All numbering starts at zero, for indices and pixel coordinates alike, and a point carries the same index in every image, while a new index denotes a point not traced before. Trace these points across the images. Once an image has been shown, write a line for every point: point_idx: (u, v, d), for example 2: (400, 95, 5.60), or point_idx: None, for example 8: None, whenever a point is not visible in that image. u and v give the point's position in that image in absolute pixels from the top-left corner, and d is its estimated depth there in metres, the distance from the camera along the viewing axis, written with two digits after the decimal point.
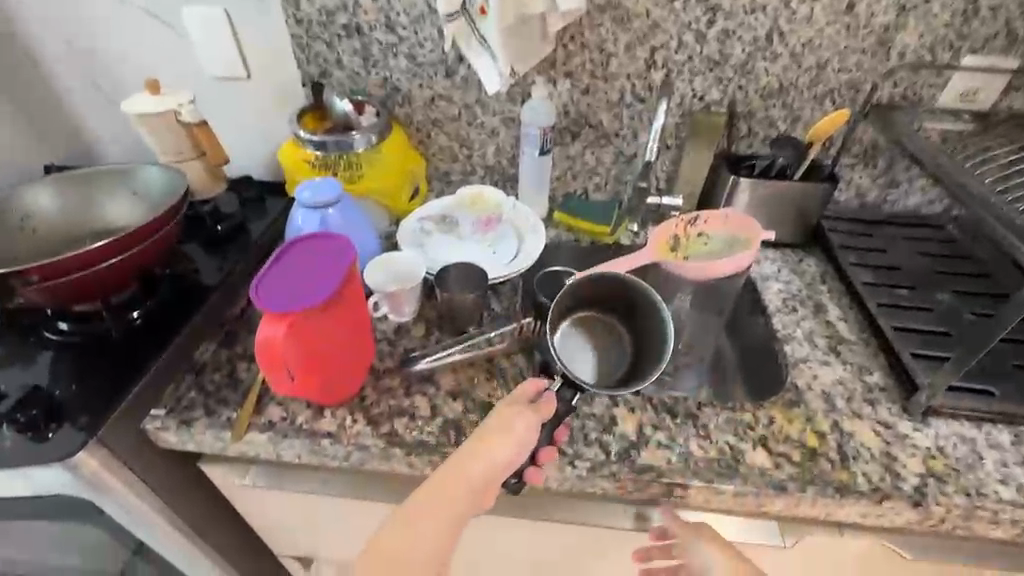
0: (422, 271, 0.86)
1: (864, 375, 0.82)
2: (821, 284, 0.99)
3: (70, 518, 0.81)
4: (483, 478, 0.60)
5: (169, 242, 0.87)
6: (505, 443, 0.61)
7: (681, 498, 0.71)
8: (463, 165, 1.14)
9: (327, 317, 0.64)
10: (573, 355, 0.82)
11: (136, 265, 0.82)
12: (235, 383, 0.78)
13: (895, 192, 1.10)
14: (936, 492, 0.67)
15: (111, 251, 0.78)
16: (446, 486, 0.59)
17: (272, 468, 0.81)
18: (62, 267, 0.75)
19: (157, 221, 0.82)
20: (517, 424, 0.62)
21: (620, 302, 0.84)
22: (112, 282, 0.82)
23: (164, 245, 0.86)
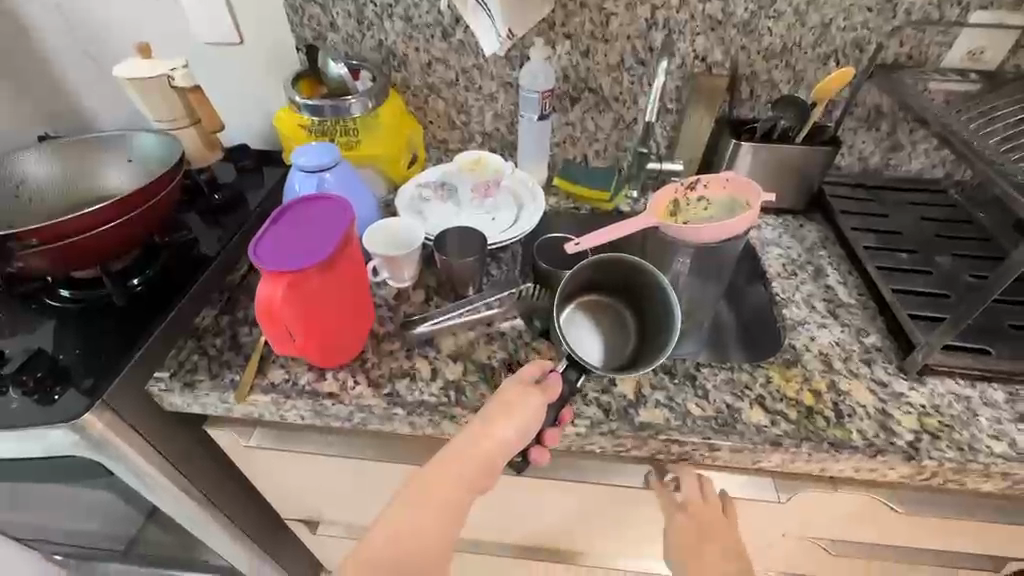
0: (421, 237, 0.86)
1: (862, 336, 0.83)
2: (821, 249, 0.99)
3: (80, 481, 0.83)
4: (490, 457, 0.63)
5: (167, 208, 0.87)
6: (511, 424, 0.63)
7: (679, 455, 0.72)
8: (461, 132, 1.12)
9: (326, 281, 0.64)
10: (577, 336, 0.82)
11: (136, 231, 0.82)
12: (237, 347, 0.78)
13: (898, 156, 1.09)
14: (929, 447, 0.68)
15: (110, 216, 0.78)
16: (456, 463, 0.62)
17: (274, 430, 0.83)
18: (61, 231, 0.75)
19: (156, 186, 0.82)
20: (524, 407, 0.64)
21: (622, 284, 0.83)
22: (113, 248, 0.82)
23: (163, 211, 0.86)
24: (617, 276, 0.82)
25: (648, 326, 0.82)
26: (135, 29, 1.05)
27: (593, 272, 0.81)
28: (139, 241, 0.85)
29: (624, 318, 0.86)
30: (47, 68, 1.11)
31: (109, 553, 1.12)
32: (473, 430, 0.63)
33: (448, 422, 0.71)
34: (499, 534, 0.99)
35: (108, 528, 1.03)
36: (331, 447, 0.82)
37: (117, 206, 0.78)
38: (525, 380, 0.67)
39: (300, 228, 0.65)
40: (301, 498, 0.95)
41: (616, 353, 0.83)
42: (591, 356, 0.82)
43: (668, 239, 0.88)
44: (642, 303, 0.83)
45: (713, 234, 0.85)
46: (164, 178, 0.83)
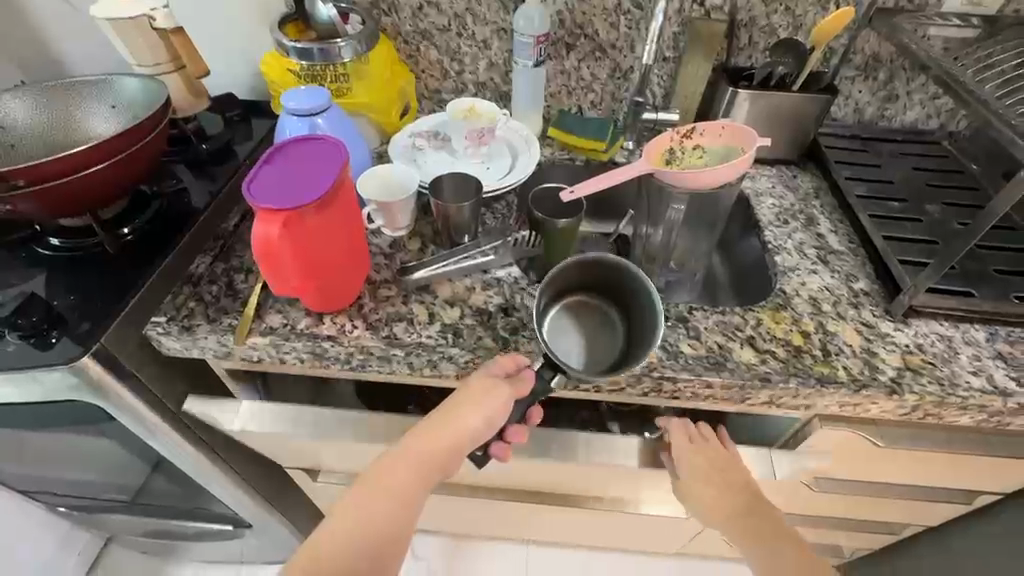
0: (415, 183, 0.86)
1: (851, 281, 0.85)
2: (814, 199, 1.00)
3: (82, 428, 0.84)
4: (451, 442, 0.66)
5: (152, 155, 0.85)
6: (473, 414, 0.66)
7: (671, 393, 0.74)
8: (454, 81, 1.10)
9: (320, 219, 0.64)
10: (557, 339, 0.76)
11: (120, 177, 0.80)
12: (233, 293, 0.78)
13: (893, 107, 1.08)
14: (912, 382, 0.71)
15: (94, 158, 0.76)
16: (419, 442, 0.67)
17: (260, 410, 0.84)
18: (45, 172, 0.73)
19: (140, 131, 0.80)
20: (490, 399, 0.66)
21: (602, 282, 0.78)
22: (98, 193, 0.80)
23: (148, 158, 0.84)
24: (596, 273, 0.77)
25: (635, 329, 0.76)
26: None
27: (576, 268, 0.76)
28: (126, 188, 0.84)
29: (609, 318, 0.79)
30: (21, 11, 1.06)
31: (113, 504, 1.14)
32: (441, 415, 0.67)
33: (446, 363, 0.72)
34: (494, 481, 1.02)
35: (110, 478, 1.04)
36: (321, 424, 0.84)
37: (99, 149, 0.76)
38: (496, 371, 0.68)
39: (293, 167, 0.64)
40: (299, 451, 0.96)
41: (600, 358, 0.76)
42: (573, 358, 0.75)
43: (662, 186, 0.88)
44: (629, 302, 0.77)
45: (712, 180, 0.85)
46: (147, 123, 0.81)
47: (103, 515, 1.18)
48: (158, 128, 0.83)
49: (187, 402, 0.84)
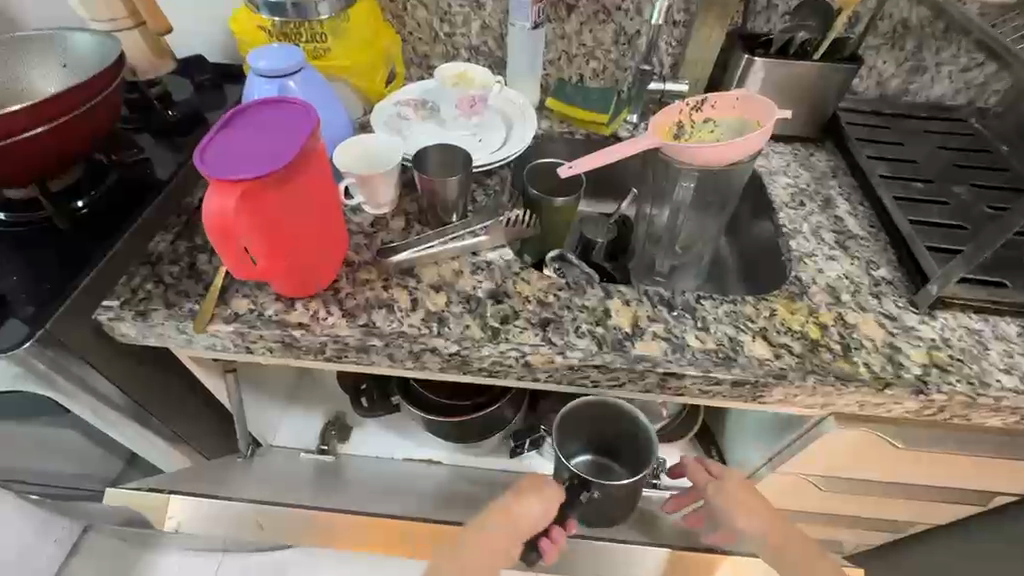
0: (399, 154, 0.78)
1: (871, 269, 0.78)
2: (832, 179, 0.92)
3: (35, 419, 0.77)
4: (521, 524, 0.72)
5: (106, 120, 0.76)
6: (539, 502, 0.74)
7: (675, 391, 0.67)
8: (445, 45, 1.01)
9: (287, 189, 0.57)
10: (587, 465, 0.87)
11: (68, 142, 0.72)
12: (197, 275, 0.71)
13: (919, 80, 1.00)
14: (939, 381, 0.65)
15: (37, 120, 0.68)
16: (495, 523, 0.71)
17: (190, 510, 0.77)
18: None
19: (89, 90, 0.71)
20: (550, 494, 0.75)
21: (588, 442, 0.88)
22: (43, 161, 0.72)
23: (101, 123, 0.76)
24: (579, 424, 0.86)
25: (627, 456, 0.87)
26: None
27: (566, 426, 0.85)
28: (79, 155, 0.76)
29: (603, 463, 0.89)
30: None
31: (82, 497, 1.07)
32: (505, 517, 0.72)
33: (428, 355, 0.66)
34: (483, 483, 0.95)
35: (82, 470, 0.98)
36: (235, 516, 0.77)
37: (41, 109, 0.67)
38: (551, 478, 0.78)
39: (251, 132, 0.57)
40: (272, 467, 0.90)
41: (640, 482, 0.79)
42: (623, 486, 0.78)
43: (670, 162, 0.81)
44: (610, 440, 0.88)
45: (723, 156, 0.77)
46: (97, 82, 0.72)
47: (76, 507, 1.12)
48: (110, 90, 0.75)
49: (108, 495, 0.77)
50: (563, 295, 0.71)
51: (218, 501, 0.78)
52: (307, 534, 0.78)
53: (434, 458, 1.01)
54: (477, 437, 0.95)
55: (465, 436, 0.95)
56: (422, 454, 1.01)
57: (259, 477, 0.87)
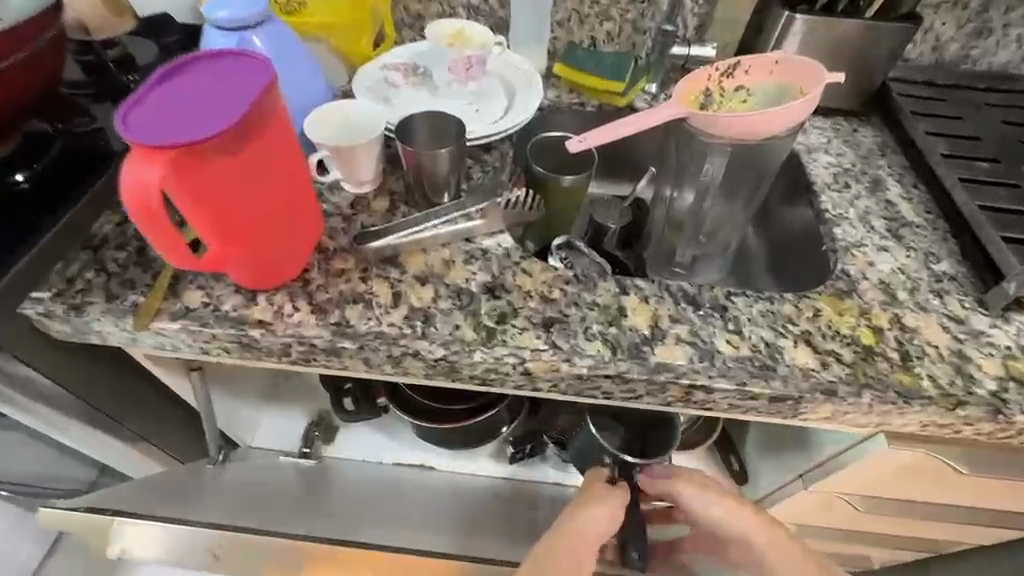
0: (382, 124, 0.67)
1: (930, 262, 0.67)
2: (880, 157, 0.80)
3: None
4: (588, 540, 0.62)
5: (38, 78, 0.65)
6: (600, 509, 0.64)
7: (701, 405, 0.57)
8: (439, 3, 0.89)
9: (245, 156, 0.47)
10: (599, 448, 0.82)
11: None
12: (144, 261, 0.61)
13: (981, 46, 0.87)
14: (1019, 398, 0.55)
15: None
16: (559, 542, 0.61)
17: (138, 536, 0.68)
18: None
19: (13, 41, 0.60)
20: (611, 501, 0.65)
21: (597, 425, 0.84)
22: None
23: (31, 81, 0.64)
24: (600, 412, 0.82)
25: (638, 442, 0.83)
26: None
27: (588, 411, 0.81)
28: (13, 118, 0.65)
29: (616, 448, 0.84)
30: None
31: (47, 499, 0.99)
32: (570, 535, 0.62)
33: (409, 359, 0.56)
34: (476, 496, 0.86)
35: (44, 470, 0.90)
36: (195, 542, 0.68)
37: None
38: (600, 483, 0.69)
39: (190, 91, 0.46)
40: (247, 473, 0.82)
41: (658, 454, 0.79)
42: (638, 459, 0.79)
43: (696, 134, 0.70)
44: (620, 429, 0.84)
45: (757, 129, 0.66)
46: (25, 33, 0.61)
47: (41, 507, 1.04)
48: (40, 43, 0.63)
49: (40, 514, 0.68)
50: (570, 290, 0.60)
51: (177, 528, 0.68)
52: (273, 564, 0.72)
53: (425, 463, 0.91)
54: (472, 444, 0.85)
55: (459, 442, 0.85)
56: (412, 459, 0.91)
57: (233, 486, 0.79)
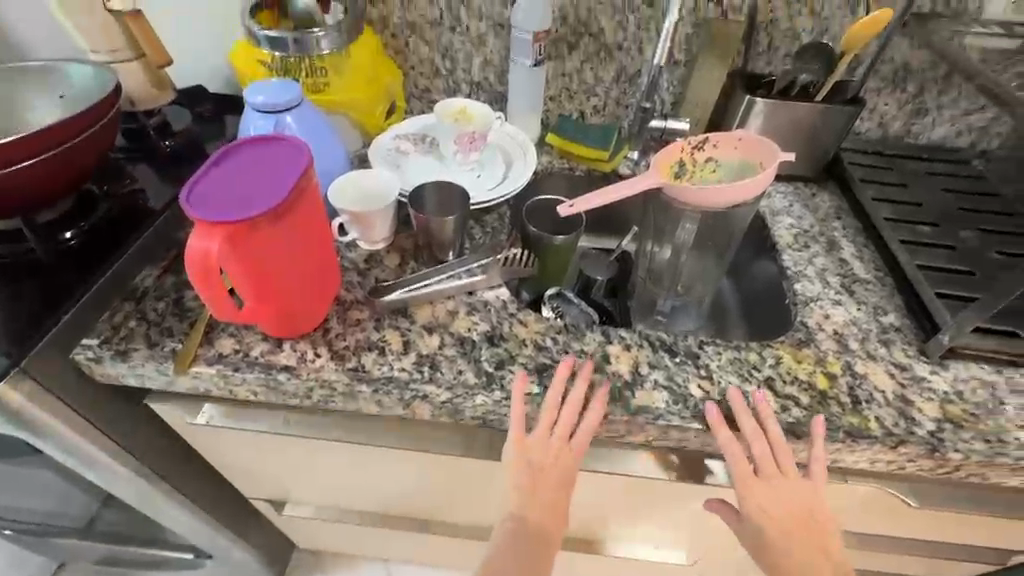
0: (394, 192, 0.76)
1: (880, 315, 0.76)
2: (835, 220, 0.90)
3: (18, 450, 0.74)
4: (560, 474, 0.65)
5: (73, 170, 0.72)
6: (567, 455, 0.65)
7: (677, 442, 0.65)
8: (446, 81, 1.00)
9: (294, 224, 0.56)
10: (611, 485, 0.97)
11: (27, 187, 0.69)
12: (183, 312, 0.69)
13: (921, 122, 0.99)
14: (953, 438, 0.62)
15: (65, 133, 0.69)
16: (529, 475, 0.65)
17: (225, 407, 0.72)
18: (23, 180, 0.68)
19: (46, 136, 0.68)
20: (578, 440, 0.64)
21: None
22: (71, 173, 0.72)
23: (67, 171, 0.72)
24: None
25: None
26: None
27: None
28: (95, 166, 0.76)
29: None
30: None
31: (61, 533, 1.02)
32: (548, 471, 0.65)
33: (419, 401, 0.63)
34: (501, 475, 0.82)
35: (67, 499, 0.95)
36: (270, 422, 0.72)
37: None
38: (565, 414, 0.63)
39: (239, 175, 0.55)
40: (251, 466, 0.84)
41: None
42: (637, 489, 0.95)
43: (672, 203, 0.79)
44: None
45: (725, 199, 0.76)
46: (70, 126, 0.70)
47: (50, 542, 1.06)
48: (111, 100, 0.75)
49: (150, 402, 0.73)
50: (561, 339, 0.68)
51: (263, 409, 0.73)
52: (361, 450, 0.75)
53: None
54: None
55: None
56: None
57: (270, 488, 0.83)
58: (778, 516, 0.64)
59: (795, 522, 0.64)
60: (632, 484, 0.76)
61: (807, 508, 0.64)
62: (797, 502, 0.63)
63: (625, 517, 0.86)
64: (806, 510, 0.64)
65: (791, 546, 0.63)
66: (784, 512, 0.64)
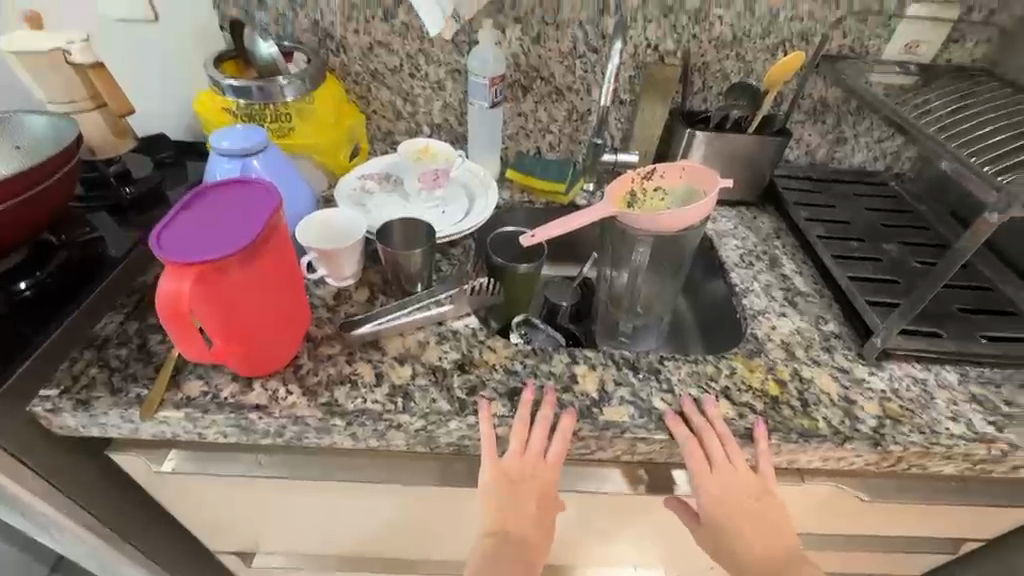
0: (361, 229, 0.78)
1: (820, 324, 0.82)
2: (776, 239, 0.98)
3: None
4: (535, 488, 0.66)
5: (34, 220, 0.73)
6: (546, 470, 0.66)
7: (644, 454, 0.68)
8: (408, 123, 1.05)
9: (264, 263, 0.58)
10: None
11: None
12: (147, 356, 0.68)
13: (842, 150, 1.10)
14: (892, 433, 0.67)
15: (30, 185, 0.70)
16: (499, 491, 0.66)
17: (194, 453, 0.71)
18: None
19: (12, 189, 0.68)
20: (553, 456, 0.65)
21: None
22: (31, 223, 0.73)
23: (28, 221, 0.72)
24: None
25: None
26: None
27: None
28: (54, 216, 0.77)
29: None
30: None
31: None
32: (519, 485, 0.66)
33: (395, 431, 0.64)
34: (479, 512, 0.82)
35: None
36: (242, 464, 0.71)
37: None
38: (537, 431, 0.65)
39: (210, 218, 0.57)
40: (218, 515, 0.81)
41: None
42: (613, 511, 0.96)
43: (626, 229, 0.85)
44: None
45: (673, 224, 0.82)
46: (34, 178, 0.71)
47: None
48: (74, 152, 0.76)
49: (111, 451, 0.70)
50: (530, 362, 0.71)
51: (234, 453, 0.72)
52: (337, 488, 0.74)
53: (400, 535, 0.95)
54: None
55: None
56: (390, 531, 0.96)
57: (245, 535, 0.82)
58: (734, 510, 0.67)
59: (749, 516, 0.67)
60: (605, 501, 0.78)
61: (760, 502, 0.67)
62: (753, 499, 0.67)
63: (603, 540, 0.87)
64: (760, 504, 0.67)
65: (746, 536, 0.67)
66: (737, 508, 0.67)
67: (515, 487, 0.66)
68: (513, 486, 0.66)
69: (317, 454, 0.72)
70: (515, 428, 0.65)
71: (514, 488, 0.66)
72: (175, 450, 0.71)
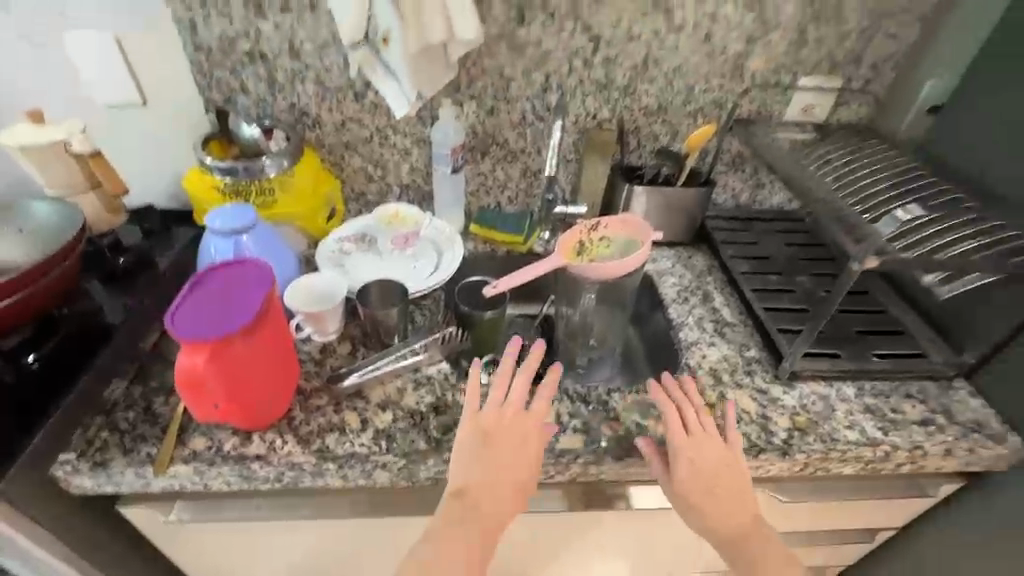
0: (342, 290, 0.89)
1: (744, 351, 0.96)
2: (708, 276, 1.13)
3: None
4: (523, 463, 0.71)
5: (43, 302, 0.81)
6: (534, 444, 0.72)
7: (597, 475, 0.80)
8: (379, 185, 1.17)
9: (265, 336, 0.68)
10: None
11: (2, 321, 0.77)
12: (154, 418, 0.77)
13: (762, 193, 1.27)
14: (799, 443, 0.81)
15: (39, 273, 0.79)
16: (489, 462, 0.69)
17: (196, 502, 0.79)
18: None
19: (23, 279, 0.77)
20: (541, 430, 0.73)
21: None
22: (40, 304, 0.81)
23: (38, 302, 0.80)
24: None
25: None
26: (10, 85, 0.97)
27: None
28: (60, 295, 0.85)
29: None
30: None
31: None
32: (506, 457, 0.70)
33: (380, 470, 0.74)
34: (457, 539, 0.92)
35: None
36: (243, 509, 0.79)
37: None
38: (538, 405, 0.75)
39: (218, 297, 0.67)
40: (218, 562, 0.89)
41: None
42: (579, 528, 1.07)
43: (576, 277, 0.97)
44: None
45: (613, 272, 0.94)
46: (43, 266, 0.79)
47: None
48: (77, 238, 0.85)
49: (121, 506, 0.78)
50: None
51: (233, 501, 0.80)
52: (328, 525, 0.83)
53: None
54: None
55: None
56: None
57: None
58: (710, 473, 0.73)
59: (720, 481, 0.73)
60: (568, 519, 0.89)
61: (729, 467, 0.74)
62: (724, 465, 0.73)
63: (570, 556, 0.98)
64: (728, 470, 0.74)
65: (715, 500, 0.72)
66: (712, 472, 0.73)
67: (507, 462, 0.70)
68: (505, 462, 0.70)
69: (310, 497, 0.81)
70: (516, 399, 0.74)
71: (505, 463, 0.70)
72: (180, 503, 0.79)
